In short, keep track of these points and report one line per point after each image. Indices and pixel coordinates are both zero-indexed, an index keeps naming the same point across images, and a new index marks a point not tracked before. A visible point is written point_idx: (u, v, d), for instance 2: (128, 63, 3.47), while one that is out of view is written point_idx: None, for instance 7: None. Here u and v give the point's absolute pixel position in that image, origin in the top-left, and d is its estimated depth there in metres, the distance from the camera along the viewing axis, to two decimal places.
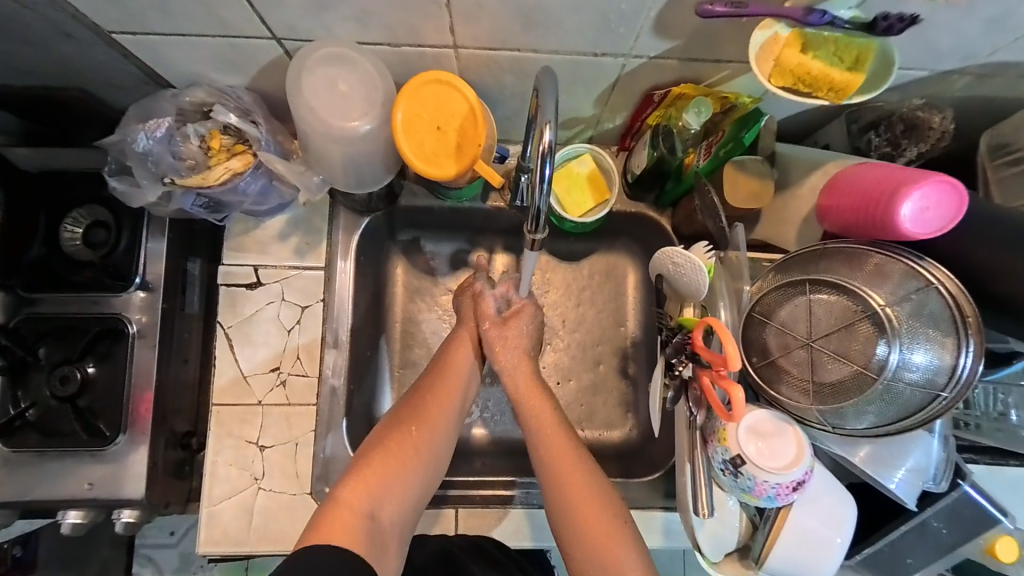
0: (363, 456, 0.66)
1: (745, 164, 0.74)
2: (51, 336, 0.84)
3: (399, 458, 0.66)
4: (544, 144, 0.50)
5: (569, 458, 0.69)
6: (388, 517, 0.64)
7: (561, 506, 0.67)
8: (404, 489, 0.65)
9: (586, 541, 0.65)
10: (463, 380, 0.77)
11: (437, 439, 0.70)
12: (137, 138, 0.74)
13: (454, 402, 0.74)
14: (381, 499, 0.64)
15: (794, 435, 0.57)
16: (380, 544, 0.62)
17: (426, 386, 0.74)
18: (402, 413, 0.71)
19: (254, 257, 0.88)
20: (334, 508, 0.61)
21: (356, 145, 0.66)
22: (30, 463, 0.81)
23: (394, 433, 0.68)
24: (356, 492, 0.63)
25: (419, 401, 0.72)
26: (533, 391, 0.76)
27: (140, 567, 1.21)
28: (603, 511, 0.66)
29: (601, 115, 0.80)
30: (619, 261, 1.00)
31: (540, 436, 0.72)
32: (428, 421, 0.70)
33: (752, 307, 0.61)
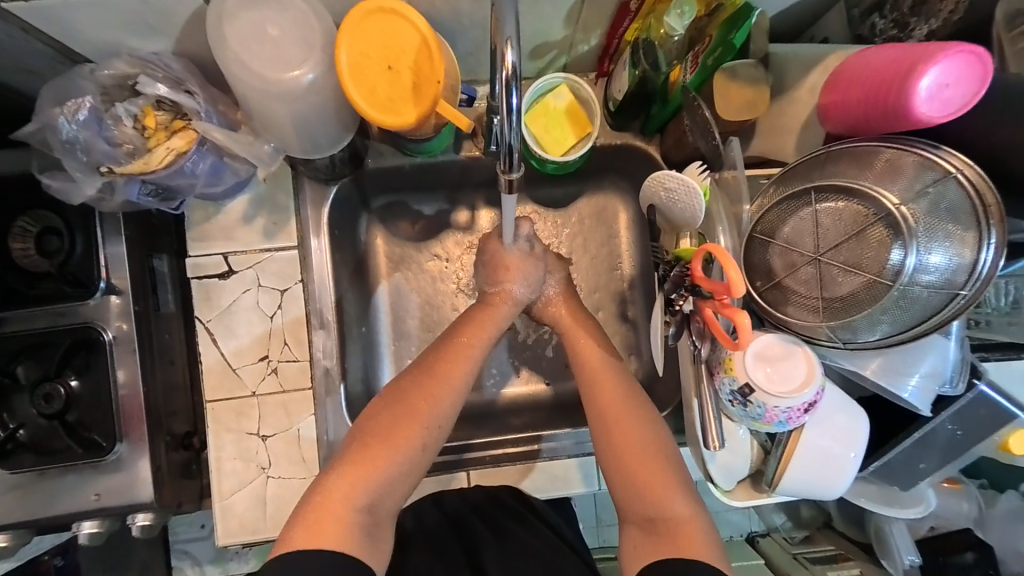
0: (357, 444, 0.63)
1: (736, 71, 0.68)
2: (26, 354, 0.80)
3: (396, 448, 0.63)
4: (506, 68, 0.44)
5: (621, 405, 0.68)
6: (384, 509, 0.61)
7: (609, 443, 0.66)
8: (400, 480, 0.63)
9: (628, 473, 0.64)
10: (474, 360, 0.72)
11: (440, 418, 0.66)
12: (60, 125, 0.66)
13: (460, 380, 0.70)
14: (378, 493, 0.60)
15: (804, 356, 0.54)
16: (376, 536, 0.59)
17: (427, 365, 0.70)
18: (401, 397, 0.67)
19: (221, 245, 0.83)
20: (324, 503, 0.58)
21: (303, 100, 0.58)
22: (34, 482, 0.79)
23: (395, 418, 0.65)
24: (348, 488, 0.59)
25: (416, 381, 0.68)
26: (583, 332, 0.78)
27: (179, 561, 1.19)
28: (652, 448, 0.65)
29: (574, 37, 0.74)
30: (607, 201, 0.95)
31: (593, 382, 0.71)
32: (429, 406, 0.66)
33: (752, 229, 0.57)
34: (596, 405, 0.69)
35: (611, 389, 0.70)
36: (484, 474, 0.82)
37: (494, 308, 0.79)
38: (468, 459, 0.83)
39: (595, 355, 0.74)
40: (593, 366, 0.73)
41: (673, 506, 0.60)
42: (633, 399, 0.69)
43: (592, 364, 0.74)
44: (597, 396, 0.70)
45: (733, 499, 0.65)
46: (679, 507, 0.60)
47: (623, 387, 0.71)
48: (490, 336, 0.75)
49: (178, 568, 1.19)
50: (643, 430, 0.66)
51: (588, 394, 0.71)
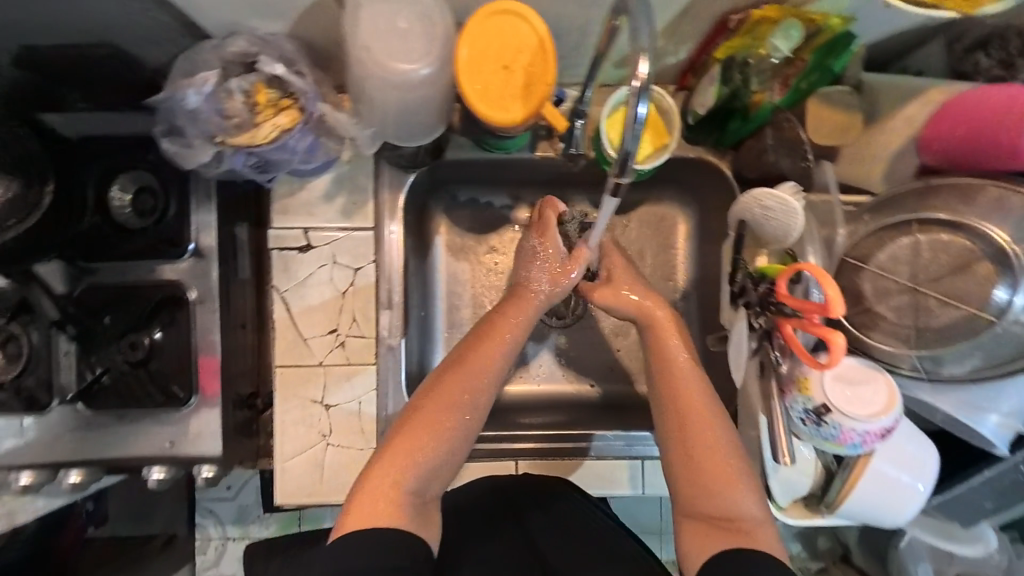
0: (397, 430, 0.65)
1: (830, 95, 0.71)
2: (114, 304, 0.86)
3: (433, 434, 0.64)
4: (638, 79, 0.46)
5: (704, 407, 0.66)
6: (430, 490, 0.64)
7: (683, 440, 0.65)
8: (442, 462, 0.64)
9: (703, 472, 0.63)
10: (502, 351, 0.71)
11: (473, 405, 0.67)
12: (186, 96, 0.70)
13: (491, 368, 0.70)
14: (420, 476, 0.63)
15: (885, 384, 0.55)
16: (425, 513, 0.63)
17: (459, 352, 0.71)
18: (434, 387, 0.67)
19: (302, 220, 0.87)
20: (369, 488, 0.61)
21: (412, 91, 0.61)
22: (112, 425, 0.85)
23: (427, 406, 0.66)
24: (392, 470, 0.62)
25: (449, 368, 0.69)
26: (668, 326, 0.73)
27: (203, 518, 1.25)
28: (733, 451, 0.64)
29: (665, 48, 0.73)
30: (668, 212, 0.96)
31: (674, 382, 0.68)
32: (461, 394, 0.67)
33: (844, 252, 0.59)
34: (673, 402, 0.67)
35: (690, 386, 0.67)
36: (531, 463, 0.86)
37: (523, 303, 0.77)
38: (508, 449, 0.86)
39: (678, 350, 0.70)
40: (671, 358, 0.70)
41: (748, 506, 0.61)
42: (710, 397, 0.67)
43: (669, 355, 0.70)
44: (676, 393, 0.67)
45: (786, 515, 0.66)
46: (753, 508, 0.61)
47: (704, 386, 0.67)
48: (517, 331, 0.73)
49: (201, 523, 1.24)
50: (723, 432, 0.65)
51: (663, 389, 0.68)
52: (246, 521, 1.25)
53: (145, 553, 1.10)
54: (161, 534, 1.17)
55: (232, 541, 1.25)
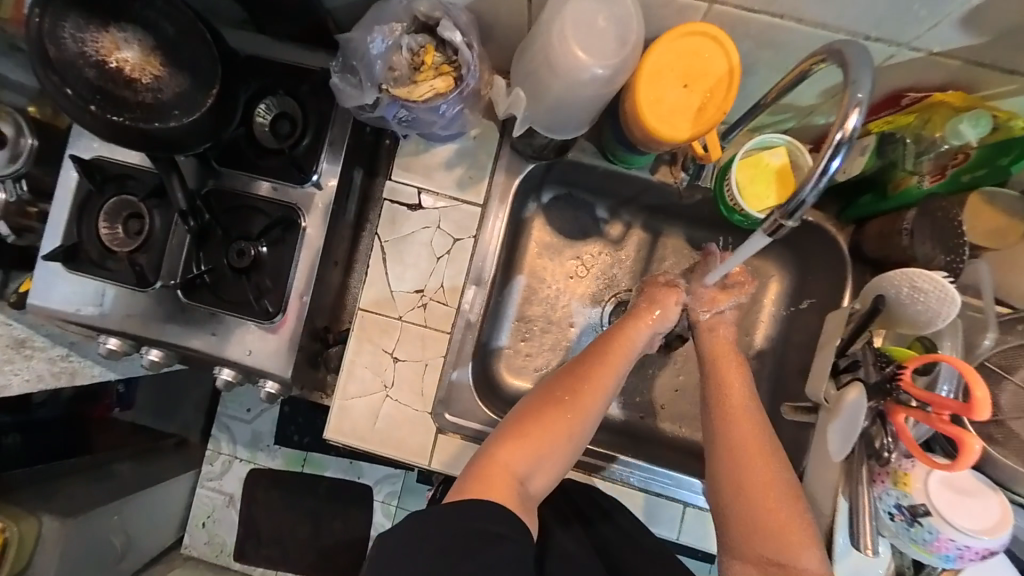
0: (517, 419, 0.65)
1: (997, 198, 0.67)
2: (235, 211, 0.92)
3: (552, 432, 0.64)
4: (844, 130, 0.47)
5: (762, 449, 0.65)
6: (536, 483, 0.62)
7: (737, 483, 0.64)
8: (552, 459, 0.64)
9: (760, 519, 0.62)
10: (621, 368, 0.70)
11: (592, 411, 0.66)
12: (368, 41, 0.74)
13: (613, 383, 0.68)
14: (533, 467, 0.62)
15: (996, 501, 0.53)
16: (529, 505, 0.61)
17: (588, 359, 0.69)
18: (559, 387, 0.67)
19: (418, 179, 0.90)
20: (488, 465, 0.60)
21: (582, 88, 0.63)
22: (202, 318, 0.90)
23: (549, 403, 0.65)
24: (510, 454, 0.61)
25: (579, 369, 0.68)
26: (732, 363, 0.72)
27: (219, 432, 1.32)
28: (789, 495, 0.63)
29: (819, 106, 0.76)
30: (766, 268, 0.94)
31: (731, 423, 0.67)
32: (582, 400, 0.66)
33: (988, 357, 0.63)
34: (726, 445, 0.66)
35: (753, 433, 0.66)
36: (579, 475, 0.84)
37: (642, 325, 0.74)
38: None
39: (742, 394, 0.69)
40: (730, 395, 0.69)
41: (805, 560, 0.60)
42: (770, 441, 0.66)
43: (730, 389, 0.69)
44: (731, 433, 0.66)
45: None
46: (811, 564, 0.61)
47: (765, 432, 0.66)
48: (633, 353, 0.71)
49: (215, 437, 1.32)
50: (781, 475, 0.64)
51: (720, 428, 0.67)
52: (258, 447, 1.31)
53: (158, 446, 1.28)
54: (174, 437, 1.35)
55: (240, 460, 1.31)
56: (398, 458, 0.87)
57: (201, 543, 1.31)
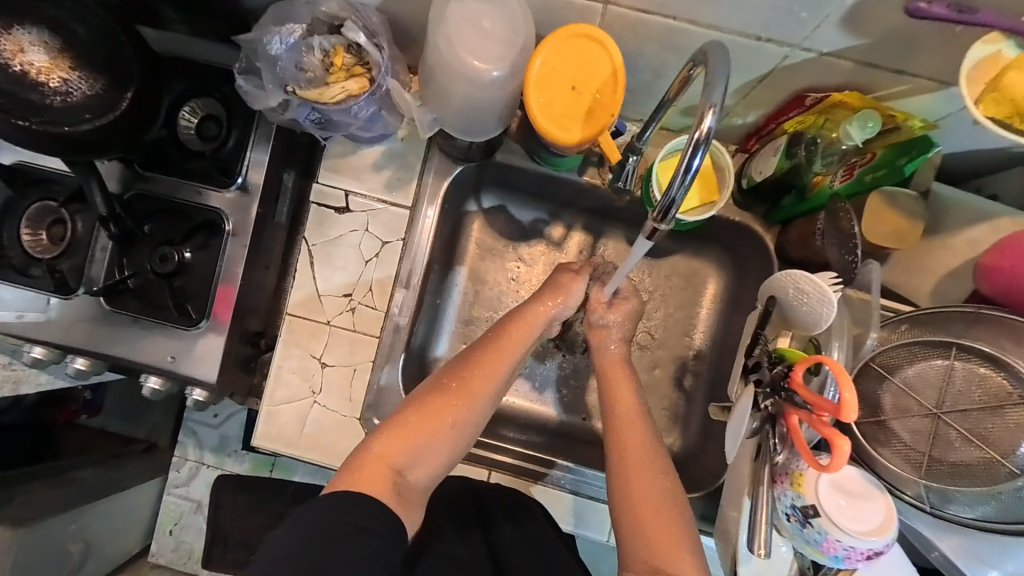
0: (400, 412, 0.65)
1: (896, 197, 0.68)
2: (159, 215, 0.90)
3: (434, 424, 0.65)
4: (700, 131, 0.45)
5: (644, 464, 0.67)
6: (417, 475, 0.63)
7: (623, 488, 0.67)
8: (434, 452, 0.64)
9: (641, 522, 0.64)
10: (514, 359, 0.71)
11: (477, 404, 0.67)
12: (271, 41, 0.73)
13: (500, 376, 0.70)
14: (412, 459, 0.63)
15: (884, 503, 0.53)
16: (408, 498, 0.61)
17: (475, 352, 0.71)
18: (446, 379, 0.68)
19: (347, 181, 0.88)
20: (364, 458, 0.61)
21: (482, 89, 0.62)
22: (125, 325, 0.88)
23: (435, 394, 0.66)
24: (389, 446, 0.62)
25: (465, 362, 0.70)
26: (619, 375, 0.76)
27: (185, 437, 1.25)
28: (665, 506, 0.64)
29: (734, 107, 0.73)
30: (702, 268, 0.94)
31: (618, 428, 0.71)
32: (468, 392, 0.67)
33: (872, 357, 0.58)
34: (616, 455, 0.69)
35: (636, 442, 0.69)
36: (506, 478, 0.85)
37: (541, 306, 0.75)
38: (485, 457, 0.86)
39: (628, 407, 0.72)
40: (617, 401, 0.73)
41: (681, 565, 0.61)
42: (655, 452, 0.69)
43: (616, 397, 0.74)
44: (617, 443, 0.70)
45: None
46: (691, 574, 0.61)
47: (648, 438, 0.70)
48: (525, 344, 0.73)
49: (181, 442, 1.24)
50: (660, 487, 0.66)
51: (609, 438, 0.71)
52: (226, 451, 1.23)
53: (126, 452, 1.21)
54: (143, 441, 1.28)
55: (207, 466, 1.24)
56: (325, 464, 0.86)
57: (168, 549, 1.27)
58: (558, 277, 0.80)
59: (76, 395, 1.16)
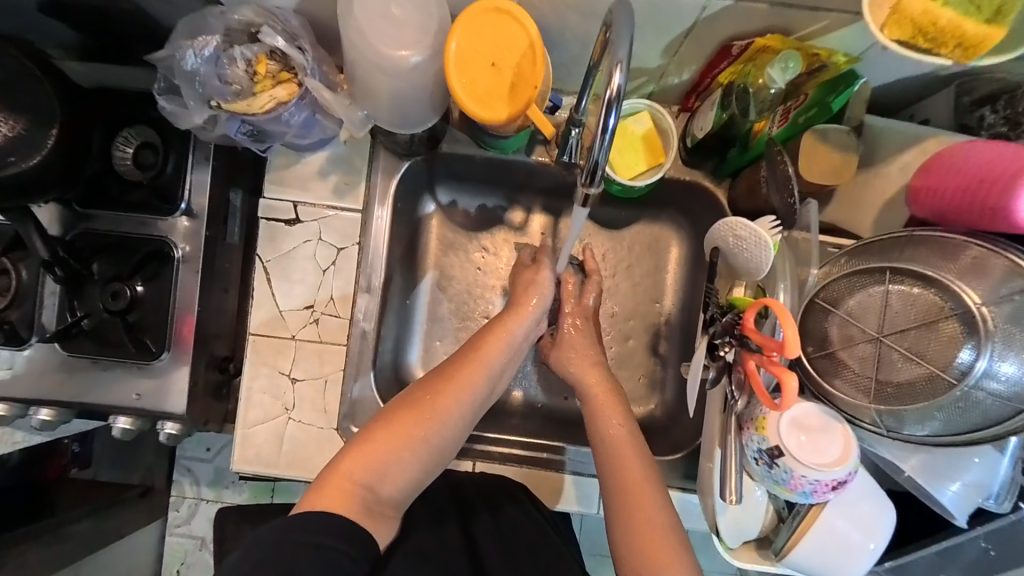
0: (370, 427, 0.65)
1: (828, 133, 0.69)
2: (105, 252, 0.88)
3: (403, 439, 0.64)
4: (612, 89, 0.46)
5: (646, 497, 0.65)
6: (387, 491, 0.62)
7: (626, 518, 0.64)
8: (404, 467, 0.63)
9: (643, 553, 0.62)
10: (488, 369, 0.71)
11: (451, 417, 0.67)
12: (186, 56, 0.71)
13: (474, 386, 0.69)
14: (381, 474, 0.62)
15: (843, 434, 0.56)
16: (376, 514, 0.61)
17: (447, 365, 0.71)
18: (418, 392, 0.68)
19: (295, 193, 0.86)
20: (331, 475, 0.61)
21: (405, 78, 0.63)
22: (86, 368, 0.86)
23: (402, 407, 0.66)
24: (357, 462, 0.61)
25: (437, 375, 0.69)
26: (604, 395, 0.75)
27: (180, 475, 1.24)
28: (672, 541, 0.62)
29: (667, 67, 0.74)
30: (663, 234, 0.94)
31: (613, 458, 0.69)
32: (437, 404, 0.66)
33: (815, 293, 0.60)
34: (614, 485, 0.67)
35: (632, 468, 0.67)
36: (492, 465, 0.86)
37: (516, 316, 0.77)
38: (469, 448, 0.86)
39: (620, 428, 0.71)
40: (608, 426, 0.72)
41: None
42: (650, 476, 0.67)
43: (607, 423, 0.72)
44: (614, 472, 0.68)
45: (735, 558, 0.67)
46: None
47: (644, 465, 0.68)
48: (501, 354, 0.73)
49: (177, 481, 1.24)
50: (663, 519, 0.64)
51: (603, 466, 0.69)
52: (224, 482, 1.24)
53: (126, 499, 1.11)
54: (138, 486, 1.18)
55: (207, 501, 1.25)
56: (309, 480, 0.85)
57: None
58: (523, 273, 0.85)
59: (64, 447, 1.04)
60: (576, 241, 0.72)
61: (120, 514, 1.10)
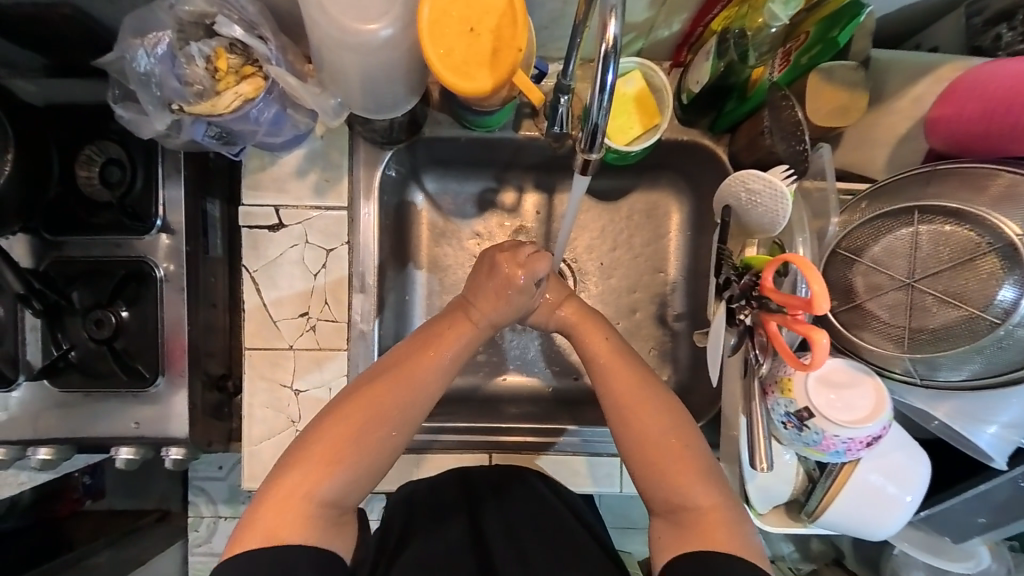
0: (311, 438, 0.61)
1: (832, 71, 0.65)
2: (81, 280, 0.82)
3: (353, 447, 0.61)
4: (607, 41, 0.43)
5: (643, 401, 0.65)
6: (348, 501, 0.61)
7: (626, 431, 0.64)
8: (361, 474, 0.61)
9: (649, 459, 0.62)
10: (441, 357, 0.67)
11: (404, 415, 0.64)
12: (137, 57, 0.66)
13: (427, 378, 0.66)
14: (337, 487, 0.60)
15: (873, 387, 0.54)
16: (339, 524, 0.60)
17: (395, 360, 0.66)
18: (363, 393, 0.63)
19: (272, 196, 0.82)
20: (277, 497, 0.58)
21: (375, 55, 0.58)
22: (78, 403, 0.82)
23: (349, 417, 0.62)
24: (304, 480, 0.58)
25: (383, 372, 0.65)
26: (590, 319, 0.73)
27: (196, 497, 1.22)
28: (672, 440, 0.62)
29: (656, 18, 0.70)
30: (662, 199, 0.91)
31: (607, 375, 0.67)
32: (388, 408, 0.63)
33: (837, 244, 0.58)
34: (612, 400, 0.66)
35: (624, 376, 0.67)
36: (506, 456, 0.84)
37: (480, 295, 0.72)
38: (483, 440, 0.84)
39: (605, 343, 0.70)
40: (594, 346, 0.70)
41: (694, 495, 0.60)
42: (642, 380, 0.66)
43: (593, 343, 0.70)
44: (608, 387, 0.66)
45: (766, 523, 0.65)
46: (704, 496, 0.60)
47: (639, 374, 0.67)
48: (458, 339, 0.69)
49: (194, 502, 1.22)
50: (660, 420, 0.64)
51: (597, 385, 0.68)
52: (240, 500, 1.21)
53: (141, 527, 1.08)
54: (154, 511, 1.14)
55: (225, 519, 1.22)
56: None
57: None
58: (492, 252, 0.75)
59: (73, 481, 1.00)
60: (573, 220, 0.71)
61: (139, 541, 1.06)
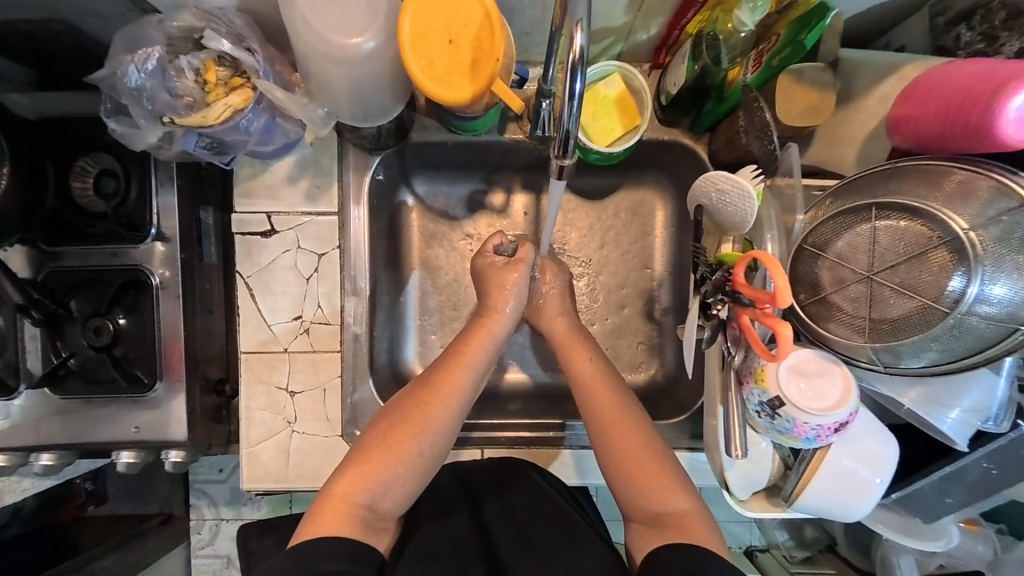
0: (361, 445, 0.65)
1: (803, 73, 0.67)
2: (79, 289, 0.84)
3: (396, 455, 0.64)
4: (575, 51, 0.46)
5: (623, 419, 0.69)
6: (386, 507, 0.63)
7: (608, 444, 0.69)
8: (402, 480, 0.64)
9: (627, 471, 0.67)
10: (477, 368, 0.72)
11: (445, 423, 0.67)
12: (129, 73, 0.68)
13: (464, 387, 0.69)
14: (380, 492, 0.63)
15: (841, 375, 0.56)
16: (378, 528, 0.63)
17: (435, 371, 0.71)
18: (407, 403, 0.67)
19: (265, 203, 0.84)
20: (326, 500, 0.61)
21: (359, 66, 0.60)
22: (79, 409, 0.84)
23: (396, 422, 0.66)
24: (352, 484, 0.62)
25: (426, 382, 0.69)
26: (576, 342, 0.77)
27: (197, 500, 1.22)
28: (652, 452, 0.67)
29: (634, 23, 0.72)
30: (647, 197, 0.93)
31: (590, 396, 0.72)
32: (428, 416, 0.66)
33: (804, 240, 0.60)
34: (595, 418, 0.70)
35: (605, 395, 0.71)
36: (501, 451, 0.86)
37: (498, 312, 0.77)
38: (480, 437, 0.86)
39: (590, 365, 0.74)
40: (579, 367, 0.75)
41: (673, 501, 0.64)
42: (624, 399, 0.71)
43: (579, 364, 0.75)
44: (591, 404, 0.71)
45: (747, 508, 0.68)
46: (679, 501, 0.64)
47: (619, 394, 0.72)
48: (490, 351, 0.74)
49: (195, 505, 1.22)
50: (640, 433, 0.68)
51: (582, 402, 0.72)
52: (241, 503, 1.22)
53: (143, 531, 1.10)
54: (158, 514, 1.16)
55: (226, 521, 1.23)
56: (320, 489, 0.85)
57: None
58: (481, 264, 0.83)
59: (75, 488, 1.03)
60: (555, 221, 0.73)
61: (142, 544, 1.08)
